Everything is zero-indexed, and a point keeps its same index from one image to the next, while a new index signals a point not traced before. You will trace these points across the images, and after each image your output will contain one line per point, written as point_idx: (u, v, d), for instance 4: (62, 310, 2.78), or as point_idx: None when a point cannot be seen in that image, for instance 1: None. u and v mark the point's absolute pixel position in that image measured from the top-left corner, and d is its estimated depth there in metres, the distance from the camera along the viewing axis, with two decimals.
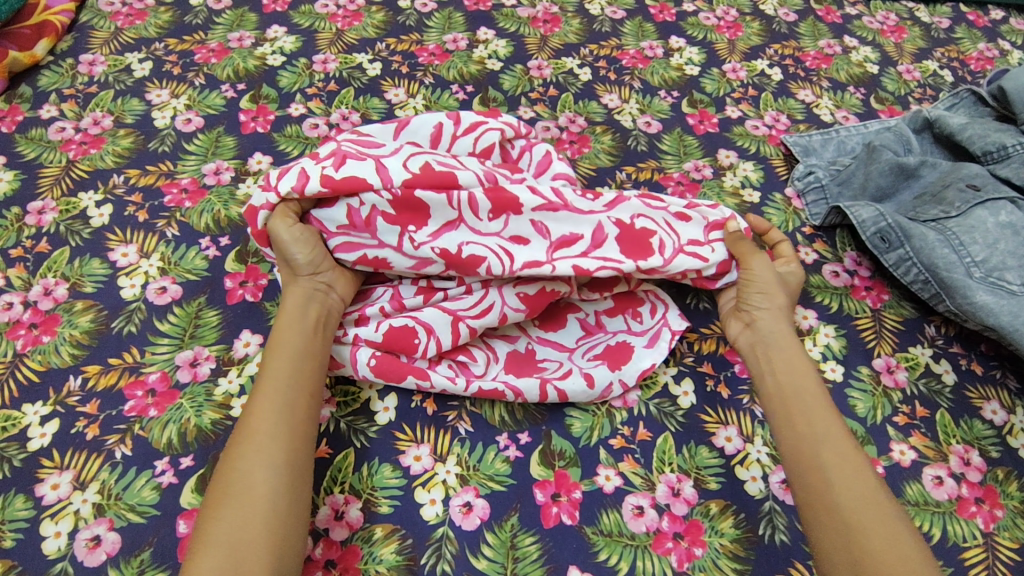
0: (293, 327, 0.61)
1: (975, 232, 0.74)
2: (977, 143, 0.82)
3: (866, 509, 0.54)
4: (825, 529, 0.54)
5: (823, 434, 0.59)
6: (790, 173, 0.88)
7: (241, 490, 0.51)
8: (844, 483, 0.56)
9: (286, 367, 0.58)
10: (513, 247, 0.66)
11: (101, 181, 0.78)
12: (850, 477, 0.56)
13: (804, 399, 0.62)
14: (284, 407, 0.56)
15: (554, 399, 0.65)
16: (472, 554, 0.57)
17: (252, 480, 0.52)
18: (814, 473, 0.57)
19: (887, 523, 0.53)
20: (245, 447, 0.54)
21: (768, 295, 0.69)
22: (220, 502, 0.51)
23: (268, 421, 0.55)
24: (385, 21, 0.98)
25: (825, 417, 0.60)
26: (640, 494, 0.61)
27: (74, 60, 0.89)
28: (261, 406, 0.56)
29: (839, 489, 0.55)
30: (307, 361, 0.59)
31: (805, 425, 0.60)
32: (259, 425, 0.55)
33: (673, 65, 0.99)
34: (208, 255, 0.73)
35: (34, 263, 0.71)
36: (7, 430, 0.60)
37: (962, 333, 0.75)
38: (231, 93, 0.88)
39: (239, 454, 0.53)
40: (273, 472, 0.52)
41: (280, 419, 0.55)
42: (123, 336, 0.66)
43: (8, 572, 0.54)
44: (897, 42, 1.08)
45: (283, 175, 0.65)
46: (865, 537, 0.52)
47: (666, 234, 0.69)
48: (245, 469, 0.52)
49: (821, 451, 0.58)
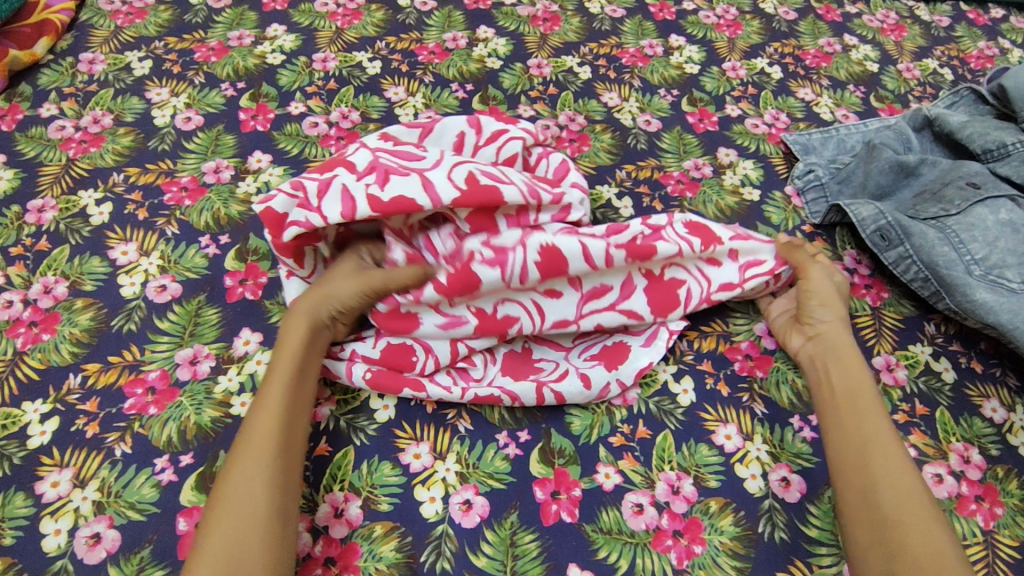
0: (294, 341, 0.61)
1: (975, 230, 0.74)
2: (977, 141, 0.82)
3: (904, 508, 0.55)
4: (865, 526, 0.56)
5: (867, 440, 0.60)
6: (790, 171, 0.88)
7: (235, 509, 0.52)
8: (883, 481, 0.57)
9: (280, 381, 0.59)
10: (546, 303, 0.66)
11: (101, 179, 0.78)
12: (892, 478, 0.57)
13: (851, 403, 0.63)
14: (274, 422, 0.56)
15: (551, 401, 0.65)
16: (472, 552, 0.58)
17: (246, 499, 0.52)
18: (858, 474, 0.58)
19: (922, 517, 0.54)
20: (239, 466, 0.54)
21: (828, 305, 0.70)
22: (216, 522, 0.51)
23: (259, 440, 0.55)
24: (385, 20, 0.98)
25: (870, 421, 0.61)
26: (640, 492, 0.61)
27: (74, 58, 0.89)
28: (256, 423, 0.56)
29: (882, 485, 0.56)
30: (299, 373, 0.60)
31: (854, 429, 0.61)
32: (254, 440, 0.55)
33: (673, 64, 0.99)
34: (207, 253, 0.73)
35: (34, 261, 0.71)
36: (7, 428, 0.60)
37: (963, 331, 0.75)
38: (231, 92, 0.88)
39: (233, 474, 0.54)
40: (266, 488, 0.53)
41: (271, 435, 0.56)
42: (123, 334, 0.66)
43: (7, 570, 0.54)
44: (897, 40, 1.08)
45: (322, 189, 0.64)
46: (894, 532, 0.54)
47: (695, 283, 0.70)
48: (238, 488, 0.53)
49: (867, 452, 0.59)
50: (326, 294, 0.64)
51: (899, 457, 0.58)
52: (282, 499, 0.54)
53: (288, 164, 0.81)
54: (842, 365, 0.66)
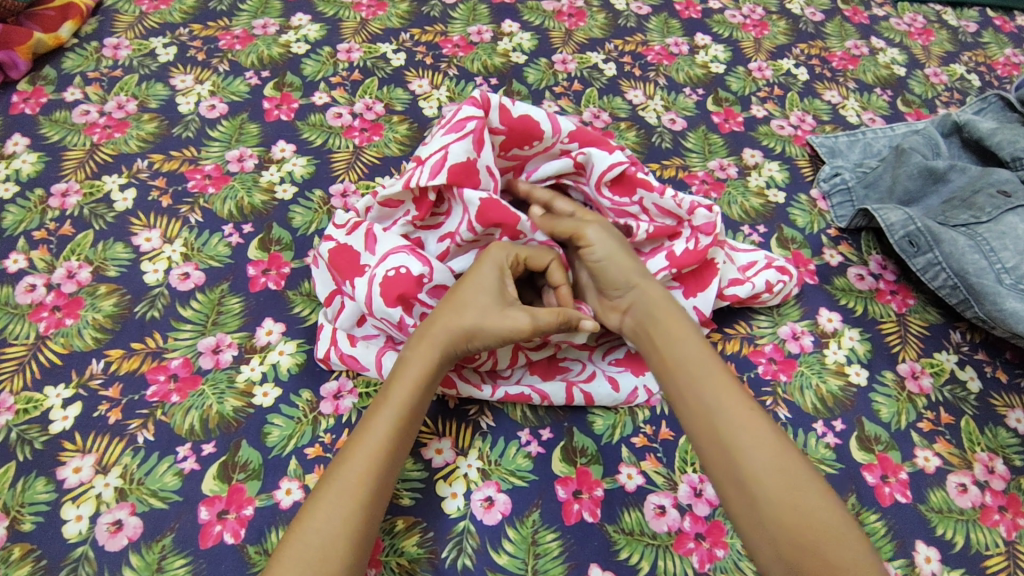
0: (420, 366, 0.56)
1: (1007, 238, 0.73)
2: (1007, 148, 0.81)
3: (770, 473, 0.50)
4: (728, 496, 0.51)
5: (713, 401, 0.54)
6: (816, 174, 0.87)
7: (319, 542, 0.47)
8: (713, 454, 0.52)
9: (392, 412, 0.54)
10: None
11: (125, 165, 0.78)
12: (748, 439, 0.52)
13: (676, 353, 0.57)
14: (380, 455, 0.52)
15: (580, 402, 0.65)
16: (493, 549, 0.57)
17: (331, 534, 0.48)
18: (713, 440, 0.53)
19: (807, 494, 0.49)
20: (326, 485, 0.50)
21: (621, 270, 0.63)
22: (293, 541, 0.48)
23: (355, 462, 0.51)
24: (410, 12, 0.98)
25: (705, 358, 0.56)
26: (662, 493, 0.61)
27: (99, 43, 0.89)
28: (358, 452, 0.52)
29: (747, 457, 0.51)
30: (415, 411, 0.55)
31: (697, 379, 0.55)
32: (350, 471, 0.50)
33: (699, 63, 0.98)
34: (231, 242, 0.72)
35: (57, 245, 0.70)
36: (28, 412, 0.60)
37: (988, 340, 0.75)
38: (255, 81, 0.87)
39: (320, 499, 0.50)
40: (349, 526, 0.48)
41: (371, 467, 0.51)
42: (146, 321, 0.66)
43: (27, 555, 0.53)
44: (924, 44, 1.07)
45: (475, 143, 0.63)
46: (768, 503, 0.49)
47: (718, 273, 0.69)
48: (325, 517, 0.48)
49: (723, 413, 0.53)
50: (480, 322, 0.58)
51: (744, 419, 0.53)
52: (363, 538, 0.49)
53: (311, 154, 0.80)
54: (665, 311, 0.60)
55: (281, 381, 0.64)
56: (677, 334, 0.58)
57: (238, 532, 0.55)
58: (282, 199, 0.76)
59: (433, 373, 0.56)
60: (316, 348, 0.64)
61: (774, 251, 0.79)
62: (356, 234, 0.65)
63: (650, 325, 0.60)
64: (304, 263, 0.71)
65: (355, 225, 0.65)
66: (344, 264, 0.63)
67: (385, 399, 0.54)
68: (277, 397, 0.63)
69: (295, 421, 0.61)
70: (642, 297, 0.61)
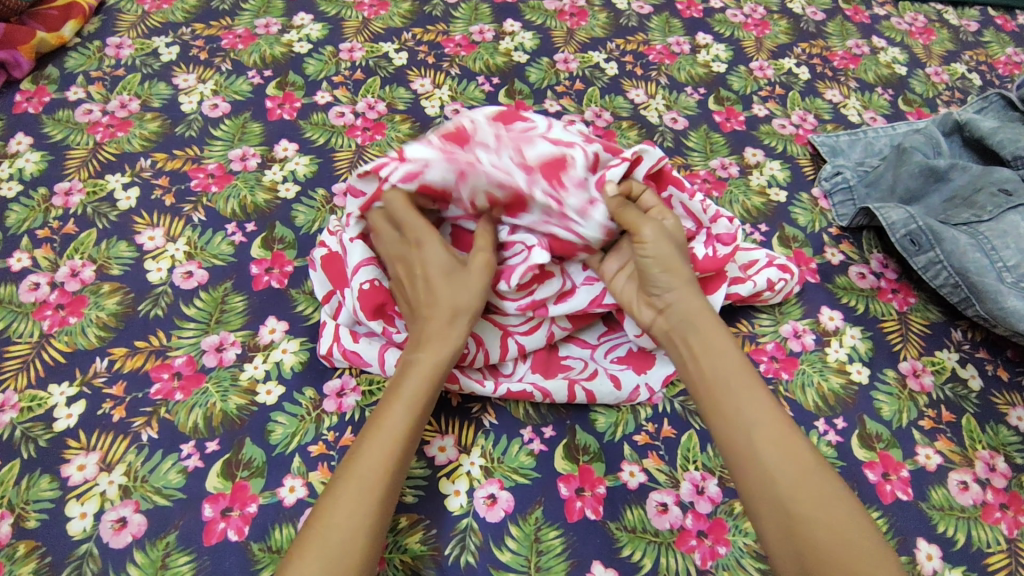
0: (430, 361, 0.56)
1: (1008, 237, 0.73)
2: (1008, 147, 0.81)
3: (806, 494, 0.48)
4: (760, 516, 0.49)
5: (752, 409, 0.52)
6: (817, 173, 0.87)
7: (339, 536, 0.47)
8: (746, 473, 0.51)
9: (407, 409, 0.54)
10: None
11: (128, 164, 0.78)
12: (784, 458, 0.50)
13: (710, 365, 0.56)
14: (396, 451, 0.52)
15: (582, 400, 0.65)
16: (496, 546, 0.57)
17: (350, 528, 0.48)
18: (748, 458, 0.51)
19: (841, 515, 0.47)
20: (343, 478, 0.50)
21: (671, 270, 0.59)
22: (312, 533, 0.47)
23: (373, 456, 0.51)
24: (412, 11, 0.98)
25: (743, 373, 0.55)
26: (664, 491, 0.61)
27: (101, 43, 0.89)
28: (374, 446, 0.52)
29: (780, 476, 0.49)
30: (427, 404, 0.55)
31: (732, 396, 0.54)
32: (368, 466, 0.51)
33: (700, 62, 0.98)
34: (234, 240, 0.72)
35: (60, 244, 0.71)
36: (33, 410, 0.60)
37: (989, 338, 0.75)
38: (258, 80, 0.87)
39: (339, 495, 0.49)
40: (366, 519, 0.48)
41: (388, 462, 0.51)
42: (149, 319, 0.66)
43: (32, 552, 0.54)
44: (925, 44, 1.07)
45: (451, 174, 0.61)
46: (806, 527, 0.47)
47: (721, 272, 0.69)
48: (345, 512, 0.48)
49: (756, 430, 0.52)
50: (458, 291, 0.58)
51: (776, 425, 0.52)
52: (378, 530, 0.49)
53: (314, 153, 0.81)
54: (702, 319, 0.58)
55: (285, 379, 0.64)
56: (713, 345, 0.57)
57: (242, 529, 0.56)
58: (285, 198, 0.76)
59: (443, 366, 0.57)
60: (319, 346, 0.64)
61: (776, 250, 0.79)
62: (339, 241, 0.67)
63: (685, 332, 0.58)
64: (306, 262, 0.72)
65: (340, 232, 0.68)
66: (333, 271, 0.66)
67: (398, 394, 0.55)
68: (280, 395, 0.63)
69: (299, 419, 0.62)
70: (681, 301, 0.59)
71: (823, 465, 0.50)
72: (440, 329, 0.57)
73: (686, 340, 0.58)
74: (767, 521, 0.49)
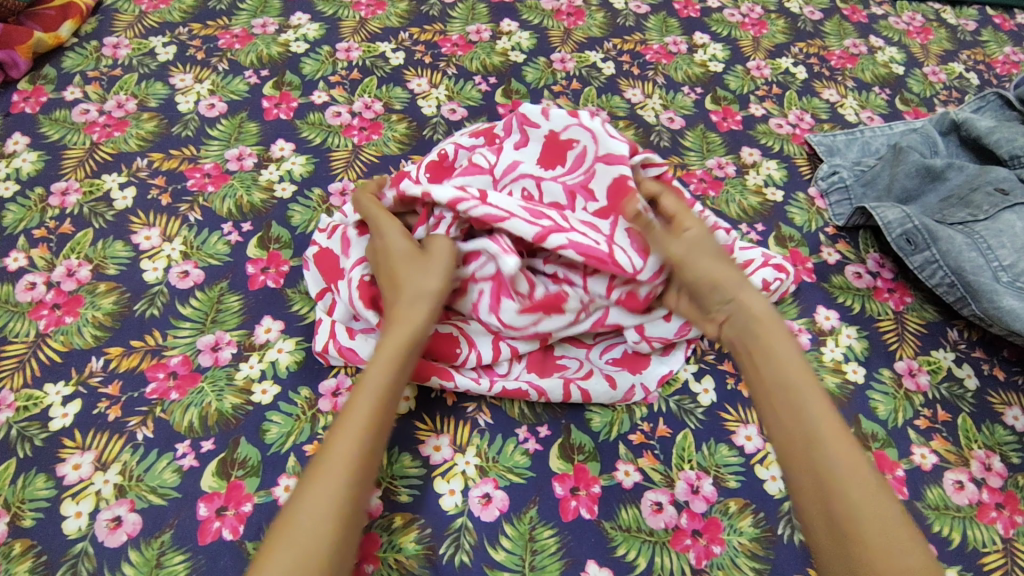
0: (395, 351, 0.56)
1: (1004, 236, 0.73)
2: (1004, 147, 0.81)
3: (864, 506, 0.46)
4: (818, 526, 0.48)
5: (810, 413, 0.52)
6: (814, 173, 0.87)
7: (308, 527, 0.46)
8: (807, 482, 0.49)
9: (372, 395, 0.54)
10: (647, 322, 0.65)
11: (125, 164, 0.78)
12: (845, 468, 0.48)
13: (776, 372, 0.54)
14: (364, 441, 0.51)
15: (577, 399, 0.65)
16: (491, 545, 0.57)
17: (320, 518, 0.47)
18: (807, 467, 0.50)
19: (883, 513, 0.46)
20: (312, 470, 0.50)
21: (720, 286, 0.59)
22: (285, 534, 0.46)
23: (344, 444, 0.50)
24: (409, 11, 0.98)
25: (807, 382, 0.53)
26: (659, 490, 0.61)
27: (98, 43, 0.89)
28: (342, 435, 0.51)
29: (841, 486, 0.48)
30: (393, 391, 0.55)
31: (796, 400, 0.52)
32: (336, 454, 0.50)
33: (697, 62, 0.98)
34: (230, 240, 0.73)
35: (57, 244, 0.71)
36: (28, 409, 0.61)
37: (985, 338, 0.75)
38: (254, 80, 0.87)
39: (308, 490, 0.48)
40: (336, 509, 0.47)
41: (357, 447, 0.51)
42: (145, 319, 0.67)
43: (28, 551, 0.54)
44: (923, 43, 1.07)
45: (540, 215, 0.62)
46: (862, 543, 0.45)
47: None
48: (313, 502, 0.47)
49: (821, 438, 0.50)
50: (419, 277, 0.60)
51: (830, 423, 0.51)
52: (351, 521, 0.48)
53: (310, 153, 0.81)
54: (764, 327, 0.57)
55: (280, 379, 0.64)
56: (777, 352, 0.55)
57: (236, 528, 0.56)
58: (281, 197, 0.76)
59: (405, 348, 0.57)
60: (315, 342, 0.64)
61: (772, 249, 0.79)
62: (337, 238, 0.68)
63: (749, 342, 0.57)
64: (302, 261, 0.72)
65: (335, 229, 0.69)
66: (328, 268, 0.67)
67: (362, 383, 0.54)
68: (276, 394, 0.63)
69: (294, 418, 0.62)
70: (739, 312, 0.58)
71: (882, 480, 0.49)
72: (407, 311, 0.58)
73: (749, 352, 0.57)
74: (824, 534, 0.48)
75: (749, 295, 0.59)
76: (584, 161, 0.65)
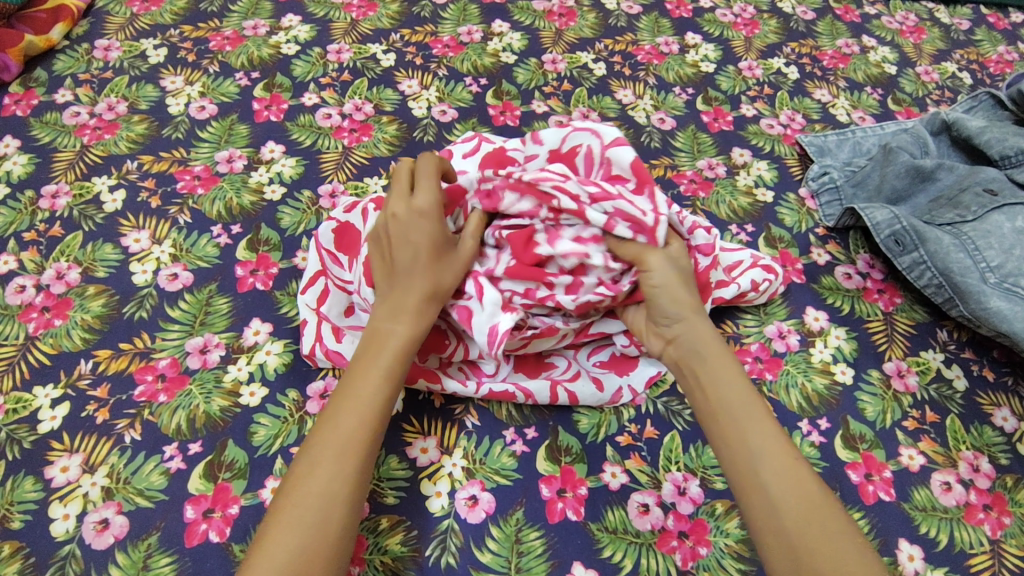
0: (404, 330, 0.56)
1: (991, 237, 0.73)
2: (995, 147, 0.81)
3: (811, 531, 0.47)
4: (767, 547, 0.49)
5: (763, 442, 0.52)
6: (805, 173, 0.87)
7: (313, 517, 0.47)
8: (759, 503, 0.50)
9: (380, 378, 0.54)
10: None
11: (115, 166, 0.78)
12: (790, 490, 0.49)
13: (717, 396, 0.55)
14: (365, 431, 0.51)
15: (564, 401, 0.65)
16: (477, 547, 0.58)
17: (327, 509, 0.47)
18: (754, 487, 0.50)
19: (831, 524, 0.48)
20: (309, 460, 0.49)
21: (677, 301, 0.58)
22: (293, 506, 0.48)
23: (344, 437, 0.51)
24: (400, 12, 0.98)
25: (756, 407, 0.53)
26: (645, 492, 0.61)
27: (89, 45, 0.90)
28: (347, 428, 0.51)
29: (784, 516, 0.48)
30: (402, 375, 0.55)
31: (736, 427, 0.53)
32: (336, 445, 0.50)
33: (689, 62, 0.98)
34: (219, 242, 0.73)
35: (47, 246, 0.71)
36: (17, 412, 0.61)
37: (975, 339, 0.75)
38: (245, 81, 0.88)
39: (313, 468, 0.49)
40: (339, 505, 0.48)
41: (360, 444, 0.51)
42: (134, 321, 0.67)
43: (15, 554, 0.54)
44: (916, 42, 1.07)
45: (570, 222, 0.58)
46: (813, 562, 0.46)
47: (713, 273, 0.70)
48: (315, 488, 0.48)
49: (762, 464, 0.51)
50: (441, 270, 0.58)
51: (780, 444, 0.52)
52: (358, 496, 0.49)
53: (300, 155, 0.81)
54: (712, 349, 0.57)
55: (268, 381, 0.64)
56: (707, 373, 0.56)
57: (223, 530, 0.56)
58: (271, 200, 0.77)
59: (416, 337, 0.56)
60: (301, 346, 0.65)
61: (762, 250, 0.79)
62: (355, 213, 0.66)
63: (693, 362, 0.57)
64: (292, 264, 0.72)
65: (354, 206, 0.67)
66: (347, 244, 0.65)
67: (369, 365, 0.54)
68: (263, 396, 0.63)
69: (282, 420, 0.62)
70: (691, 331, 0.58)
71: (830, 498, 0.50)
72: (404, 301, 0.57)
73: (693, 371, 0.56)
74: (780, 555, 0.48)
75: (680, 314, 0.58)
76: (594, 163, 0.62)
